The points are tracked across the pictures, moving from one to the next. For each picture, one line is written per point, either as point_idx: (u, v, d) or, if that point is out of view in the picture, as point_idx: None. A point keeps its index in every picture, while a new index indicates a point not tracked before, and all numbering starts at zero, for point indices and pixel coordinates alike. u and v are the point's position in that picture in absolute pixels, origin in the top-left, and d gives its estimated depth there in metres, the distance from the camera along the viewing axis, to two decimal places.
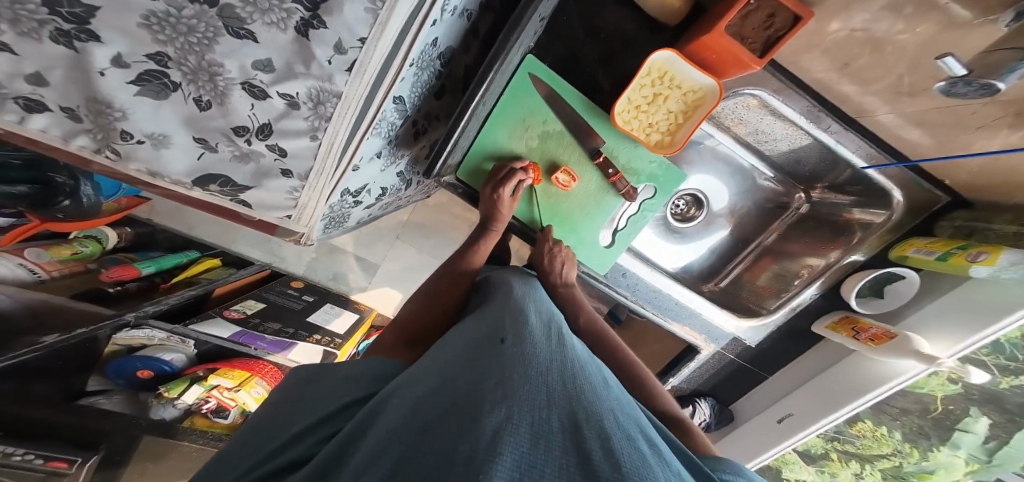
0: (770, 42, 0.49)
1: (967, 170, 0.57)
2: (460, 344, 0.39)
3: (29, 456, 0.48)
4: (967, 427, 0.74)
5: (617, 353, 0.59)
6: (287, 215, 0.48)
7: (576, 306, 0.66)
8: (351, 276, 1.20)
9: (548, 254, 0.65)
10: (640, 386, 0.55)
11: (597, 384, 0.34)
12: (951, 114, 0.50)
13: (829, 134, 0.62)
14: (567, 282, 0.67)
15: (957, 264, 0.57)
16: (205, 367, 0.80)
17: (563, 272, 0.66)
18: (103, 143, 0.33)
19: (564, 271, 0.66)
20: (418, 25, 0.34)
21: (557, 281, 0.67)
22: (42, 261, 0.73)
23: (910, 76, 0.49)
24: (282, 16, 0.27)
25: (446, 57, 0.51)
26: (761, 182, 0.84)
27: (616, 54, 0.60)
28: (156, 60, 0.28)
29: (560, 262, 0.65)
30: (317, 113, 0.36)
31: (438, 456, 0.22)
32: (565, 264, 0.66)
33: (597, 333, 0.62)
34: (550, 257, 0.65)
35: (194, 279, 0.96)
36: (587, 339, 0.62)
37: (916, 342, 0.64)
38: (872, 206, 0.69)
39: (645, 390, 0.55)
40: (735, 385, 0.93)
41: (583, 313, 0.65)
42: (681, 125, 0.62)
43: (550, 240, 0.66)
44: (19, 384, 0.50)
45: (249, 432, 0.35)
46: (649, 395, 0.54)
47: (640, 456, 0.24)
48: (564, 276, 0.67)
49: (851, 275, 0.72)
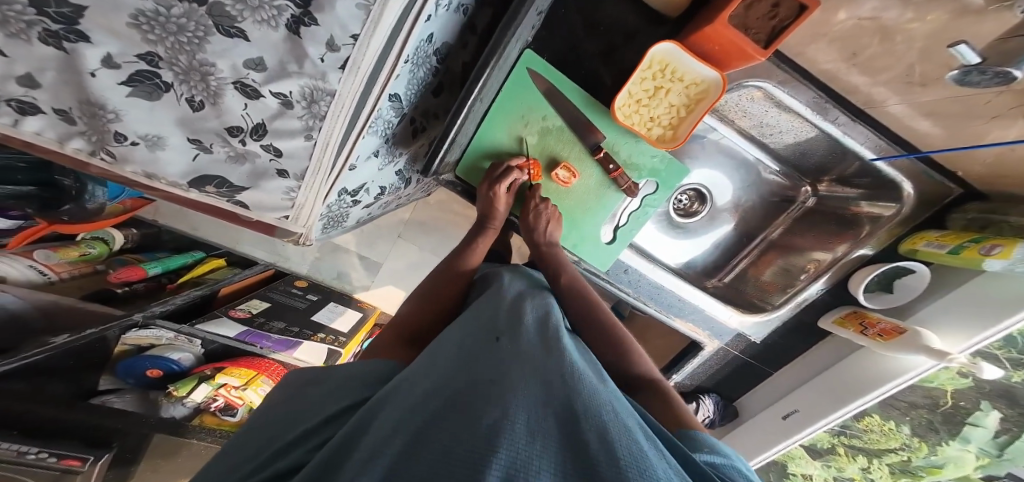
0: (775, 33, 0.47)
1: (980, 161, 0.55)
2: (457, 342, 0.39)
3: (43, 455, 0.50)
4: (977, 420, 0.73)
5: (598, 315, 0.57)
6: (285, 216, 0.48)
7: (558, 266, 0.63)
8: (354, 275, 1.20)
9: (535, 210, 0.64)
10: (621, 349, 0.54)
11: (595, 376, 0.33)
12: (965, 104, 0.48)
13: (837, 126, 0.61)
14: (551, 241, 0.64)
15: (969, 257, 0.56)
16: (212, 366, 0.80)
17: (548, 230, 0.64)
18: (98, 145, 0.33)
19: (549, 229, 0.64)
20: (412, 21, 0.34)
21: (541, 239, 0.64)
22: (52, 261, 0.73)
23: (921, 65, 0.47)
24: (272, 13, 0.27)
25: (442, 53, 0.51)
26: (766, 176, 0.83)
27: (615, 47, 0.59)
28: (146, 61, 0.28)
29: (545, 220, 0.64)
30: (311, 112, 0.36)
31: (434, 456, 0.22)
32: (550, 222, 0.64)
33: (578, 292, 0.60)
34: (535, 214, 0.64)
35: (201, 279, 0.96)
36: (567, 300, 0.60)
37: (925, 337, 0.62)
38: (881, 200, 0.68)
39: (626, 352, 0.54)
40: (739, 380, 0.92)
41: (565, 272, 0.63)
42: (684, 118, 0.61)
43: (537, 197, 0.64)
44: (33, 384, 0.51)
45: (249, 432, 0.35)
46: (629, 359, 0.53)
47: (639, 450, 0.24)
48: (549, 236, 0.64)
49: (860, 269, 0.71)
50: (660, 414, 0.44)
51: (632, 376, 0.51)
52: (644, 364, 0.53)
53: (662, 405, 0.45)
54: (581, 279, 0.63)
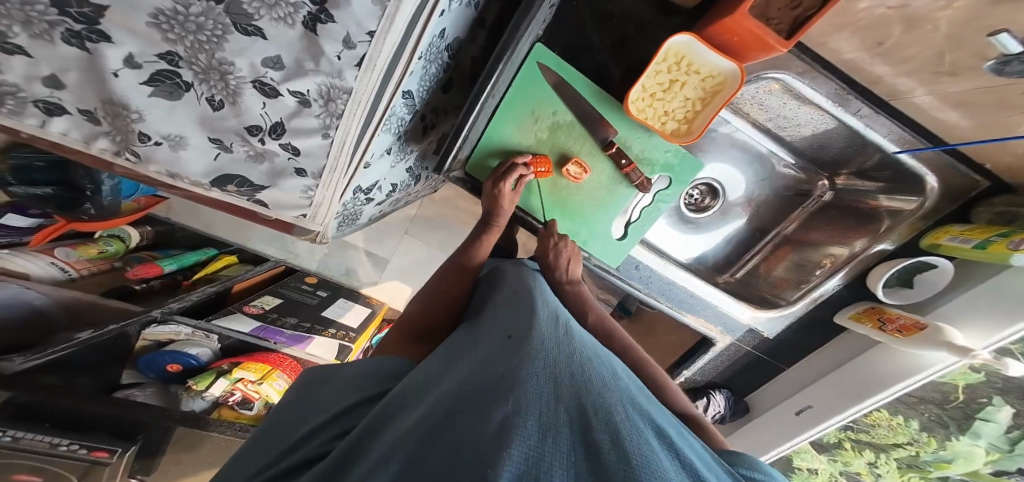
0: (798, 23, 0.46)
1: (1012, 152, 0.54)
2: (466, 340, 0.39)
3: (74, 446, 0.53)
4: (988, 415, 0.71)
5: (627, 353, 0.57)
6: (303, 214, 0.49)
7: (583, 305, 0.63)
8: (362, 271, 1.19)
9: (554, 248, 0.63)
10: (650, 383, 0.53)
11: (607, 375, 0.33)
12: (997, 95, 0.47)
13: (859, 118, 0.59)
14: (573, 279, 0.64)
15: (996, 252, 0.54)
16: (229, 361, 0.83)
17: (569, 269, 0.64)
18: (122, 145, 0.34)
19: (570, 268, 0.64)
20: (426, 17, 0.33)
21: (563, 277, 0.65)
22: (72, 259, 0.77)
23: (951, 54, 0.46)
24: (289, 10, 0.26)
25: (454, 47, 0.50)
26: (782, 169, 0.81)
27: (628, 40, 0.58)
28: (167, 60, 0.28)
29: (565, 258, 0.63)
30: (327, 110, 0.36)
31: (448, 453, 0.22)
32: (571, 260, 0.64)
33: (606, 332, 0.60)
34: (556, 252, 0.63)
35: (215, 276, 0.97)
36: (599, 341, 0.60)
37: (948, 333, 0.61)
38: (902, 192, 0.66)
39: (658, 387, 0.53)
40: (750, 376, 0.92)
41: (591, 311, 0.62)
42: (699, 112, 0.61)
43: (555, 236, 0.64)
44: (61, 379, 0.55)
45: (270, 429, 0.35)
46: (665, 396, 0.52)
47: (650, 451, 0.24)
48: (570, 273, 0.64)
49: (880, 263, 0.69)
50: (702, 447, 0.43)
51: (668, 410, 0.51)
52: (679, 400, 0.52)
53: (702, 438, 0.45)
54: (608, 317, 0.63)
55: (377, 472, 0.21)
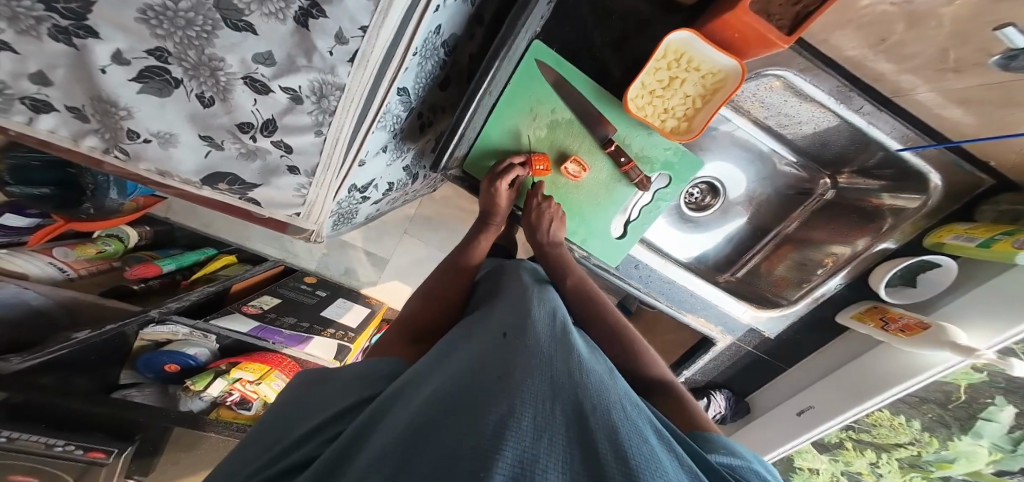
0: (800, 19, 0.46)
1: (1017, 150, 0.53)
2: (463, 340, 0.38)
3: (70, 447, 0.53)
4: (991, 415, 0.71)
5: (608, 318, 0.57)
6: (297, 212, 0.48)
7: (564, 268, 0.62)
8: (361, 270, 1.18)
9: (537, 208, 0.63)
10: (628, 349, 0.53)
11: (604, 374, 0.32)
12: (999, 92, 0.47)
13: (861, 116, 0.59)
14: (553, 241, 0.63)
15: (1000, 251, 0.54)
16: (227, 360, 0.82)
17: (550, 229, 0.63)
18: (111, 143, 0.33)
19: (551, 228, 0.63)
20: (420, 13, 0.33)
21: (544, 239, 0.63)
22: (71, 259, 0.77)
23: (955, 50, 0.45)
24: (280, 5, 0.26)
25: (450, 45, 0.50)
26: (783, 168, 0.80)
27: (627, 37, 0.57)
28: (156, 56, 0.27)
29: (548, 218, 0.63)
30: (321, 107, 0.35)
31: (441, 453, 0.21)
32: (553, 221, 0.63)
33: (586, 297, 0.59)
34: (538, 213, 0.63)
35: (213, 276, 0.97)
36: (576, 303, 0.59)
37: (951, 334, 0.60)
38: (905, 191, 0.66)
39: (635, 354, 0.53)
40: (751, 375, 0.91)
41: (572, 275, 0.62)
42: (699, 111, 0.60)
43: (540, 196, 0.64)
44: (58, 379, 0.54)
45: (265, 429, 0.35)
46: (640, 363, 0.52)
47: (647, 451, 0.23)
48: (552, 234, 0.63)
49: (882, 262, 0.69)
50: (674, 415, 0.43)
51: (645, 378, 0.51)
52: (657, 368, 0.52)
53: (677, 406, 0.44)
54: (588, 281, 0.62)
55: (369, 473, 0.21)
